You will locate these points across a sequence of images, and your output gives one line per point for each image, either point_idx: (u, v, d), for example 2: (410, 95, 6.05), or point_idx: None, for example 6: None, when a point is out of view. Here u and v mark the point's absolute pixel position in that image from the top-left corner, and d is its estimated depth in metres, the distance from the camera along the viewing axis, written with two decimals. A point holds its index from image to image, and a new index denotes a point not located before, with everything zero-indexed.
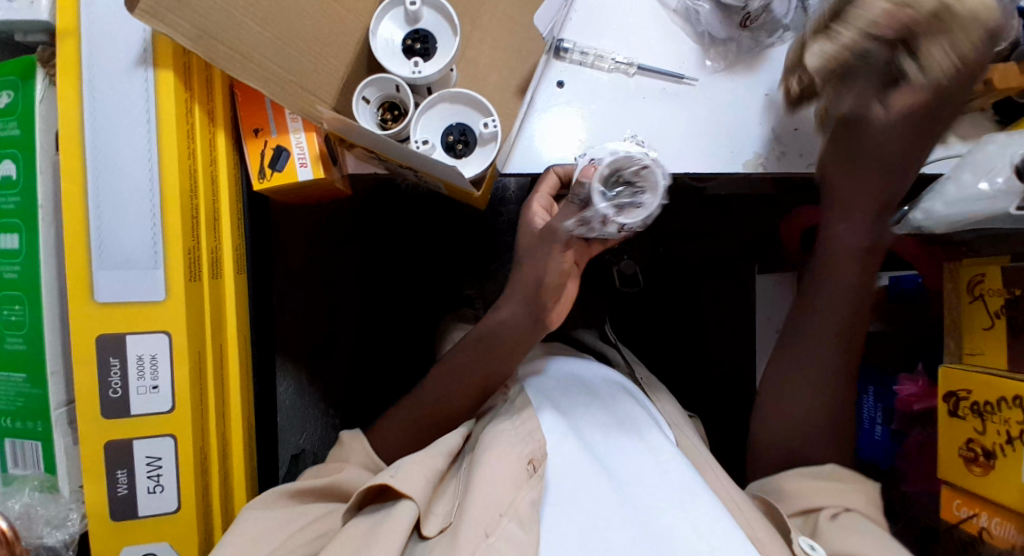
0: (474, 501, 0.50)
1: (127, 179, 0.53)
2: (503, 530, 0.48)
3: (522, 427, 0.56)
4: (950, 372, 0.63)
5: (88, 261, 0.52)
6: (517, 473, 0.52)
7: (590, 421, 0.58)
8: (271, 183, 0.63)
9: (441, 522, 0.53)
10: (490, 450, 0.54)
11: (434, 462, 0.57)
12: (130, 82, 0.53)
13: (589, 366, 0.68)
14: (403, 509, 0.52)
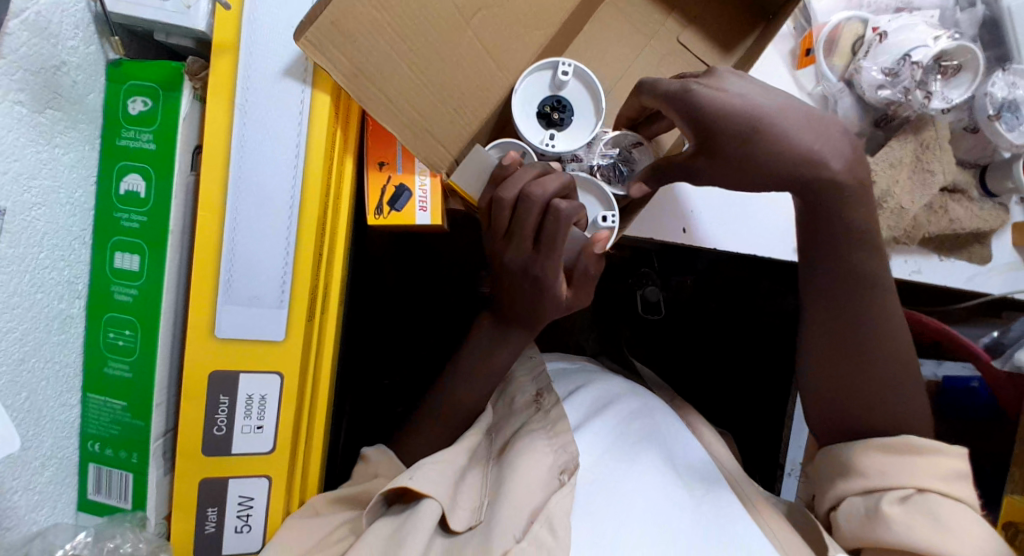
0: (506, 507, 0.54)
1: (268, 212, 0.50)
2: (533, 535, 0.52)
3: (556, 438, 0.60)
4: (1014, 505, 0.66)
5: (214, 295, 0.49)
6: (549, 480, 0.56)
7: (618, 435, 0.61)
8: (387, 221, 0.59)
9: (468, 518, 0.55)
10: (525, 456, 0.57)
11: (457, 460, 0.57)
12: (283, 106, 0.49)
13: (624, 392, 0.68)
14: (429, 509, 0.52)
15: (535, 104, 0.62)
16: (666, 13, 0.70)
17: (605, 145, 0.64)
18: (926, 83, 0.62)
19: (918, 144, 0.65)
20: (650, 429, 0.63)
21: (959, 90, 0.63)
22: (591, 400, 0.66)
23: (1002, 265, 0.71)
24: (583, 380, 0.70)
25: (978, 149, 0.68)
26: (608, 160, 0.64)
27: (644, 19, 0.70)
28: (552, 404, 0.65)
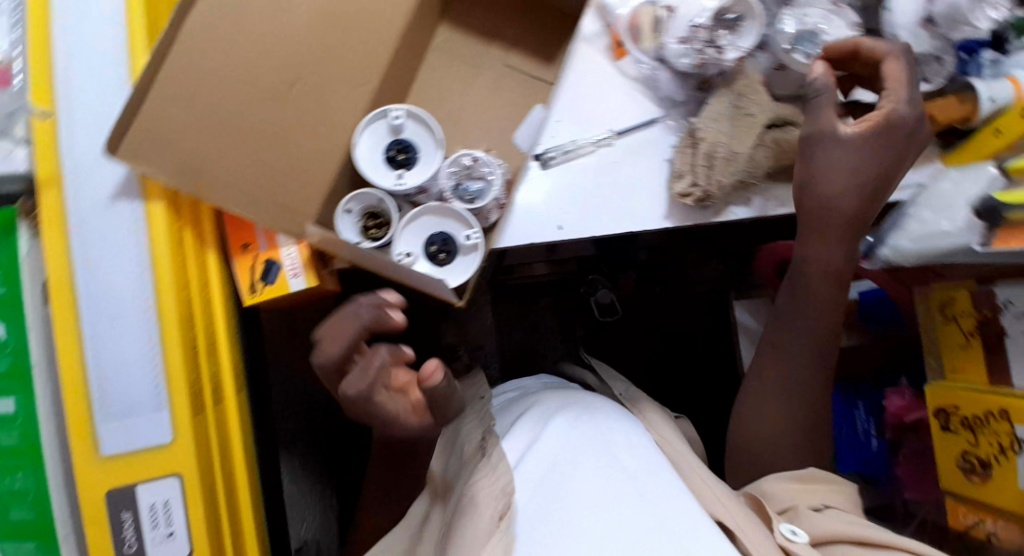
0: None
1: (125, 322, 0.51)
2: None
3: (497, 475, 0.55)
4: (936, 390, 0.68)
5: (90, 415, 0.50)
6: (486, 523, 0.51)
7: (565, 451, 0.55)
8: (263, 297, 0.60)
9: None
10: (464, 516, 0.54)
11: None
12: (116, 220, 0.50)
13: (571, 400, 0.66)
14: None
15: (378, 154, 0.64)
16: (486, 42, 0.75)
17: (446, 171, 0.66)
18: (713, 40, 0.68)
19: (729, 96, 0.68)
20: (594, 427, 0.59)
21: (748, 37, 0.68)
22: (531, 418, 0.62)
23: None
24: (524, 407, 0.69)
25: (791, 82, 0.70)
26: (453, 181, 0.66)
27: (469, 53, 0.76)
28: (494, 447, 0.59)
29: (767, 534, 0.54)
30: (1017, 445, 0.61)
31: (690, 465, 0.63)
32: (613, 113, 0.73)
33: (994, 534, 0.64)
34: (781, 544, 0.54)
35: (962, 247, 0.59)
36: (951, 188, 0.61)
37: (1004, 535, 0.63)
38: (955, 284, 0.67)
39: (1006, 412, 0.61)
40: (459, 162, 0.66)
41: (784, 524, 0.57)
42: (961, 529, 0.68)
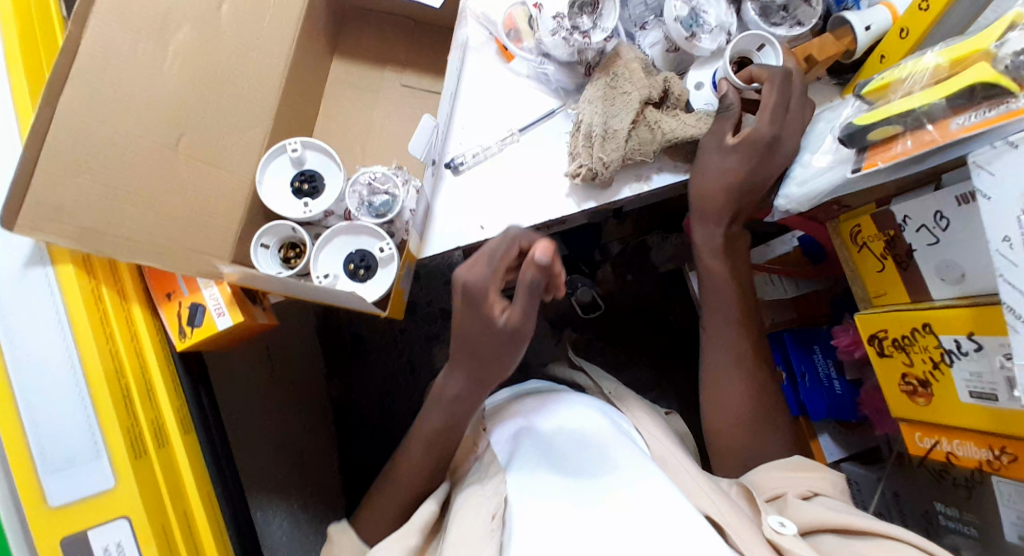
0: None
1: (53, 379, 0.55)
2: None
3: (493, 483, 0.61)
4: (866, 318, 0.67)
5: (35, 469, 0.54)
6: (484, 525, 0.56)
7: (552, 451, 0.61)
8: (194, 339, 0.65)
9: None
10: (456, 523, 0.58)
11: (408, 540, 0.61)
12: (32, 287, 0.56)
13: (554, 403, 0.71)
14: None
15: (285, 187, 0.69)
16: (380, 68, 0.80)
17: (351, 192, 0.70)
18: (578, 27, 0.69)
19: (602, 80, 0.71)
20: (574, 441, 0.62)
21: (610, 17, 0.70)
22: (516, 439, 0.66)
23: None
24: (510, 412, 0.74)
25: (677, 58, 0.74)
26: (358, 199, 0.70)
27: (366, 82, 0.80)
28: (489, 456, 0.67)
29: (756, 530, 0.55)
30: (948, 357, 0.60)
31: (685, 472, 0.63)
32: (511, 112, 0.77)
33: (951, 453, 0.63)
34: (771, 539, 0.55)
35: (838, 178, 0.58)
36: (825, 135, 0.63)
37: (961, 452, 0.62)
38: (859, 210, 0.67)
39: (929, 325, 0.61)
40: (363, 181, 0.70)
41: (774, 516, 0.58)
42: (921, 454, 0.67)
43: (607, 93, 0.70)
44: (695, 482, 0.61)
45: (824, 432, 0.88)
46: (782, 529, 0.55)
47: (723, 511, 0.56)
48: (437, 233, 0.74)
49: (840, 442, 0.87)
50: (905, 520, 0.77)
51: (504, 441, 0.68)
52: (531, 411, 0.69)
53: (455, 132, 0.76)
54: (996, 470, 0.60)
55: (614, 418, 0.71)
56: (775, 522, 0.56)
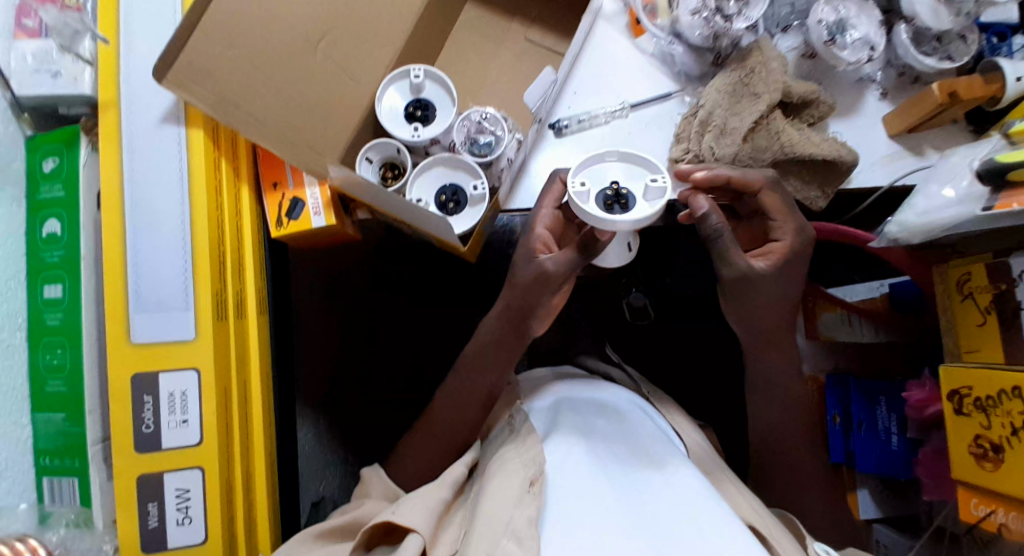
0: (481, 523, 0.51)
1: (160, 230, 0.59)
2: (503, 551, 0.48)
3: (527, 453, 0.57)
4: (950, 371, 0.64)
5: (125, 307, 0.57)
6: (517, 490, 0.53)
7: (602, 438, 0.59)
8: (288, 230, 0.67)
9: (447, 552, 0.53)
10: (496, 477, 0.55)
11: (440, 492, 0.59)
12: (161, 138, 0.60)
13: (598, 392, 0.69)
14: (410, 542, 0.52)
15: (398, 110, 0.70)
16: (509, 19, 0.80)
17: (459, 129, 0.71)
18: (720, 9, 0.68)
19: (735, 74, 0.70)
20: (616, 426, 0.62)
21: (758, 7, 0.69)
22: (554, 411, 0.65)
23: (880, 157, 0.74)
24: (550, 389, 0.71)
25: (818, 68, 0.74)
26: (464, 136, 0.71)
27: (493, 29, 0.81)
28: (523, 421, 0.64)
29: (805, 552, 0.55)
30: None
31: (733, 487, 0.61)
32: (628, 85, 0.75)
33: (1004, 526, 0.59)
34: None
35: (968, 216, 0.58)
36: (961, 164, 0.61)
37: (1014, 526, 0.58)
38: (972, 260, 0.64)
39: (1018, 388, 0.57)
40: (472, 121, 0.71)
41: (821, 545, 0.58)
42: (972, 522, 0.63)
43: (741, 86, 0.69)
44: (749, 503, 0.59)
45: (864, 486, 0.83)
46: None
47: (768, 523, 0.56)
48: (528, 190, 0.73)
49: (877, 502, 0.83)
50: None
51: (543, 409, 0.67)
52: (573, 393, 0.68)
53: (567, 96, 0.75)
54: None
55: (649, 411, 0.71)
56: (824, 548, 0.57)
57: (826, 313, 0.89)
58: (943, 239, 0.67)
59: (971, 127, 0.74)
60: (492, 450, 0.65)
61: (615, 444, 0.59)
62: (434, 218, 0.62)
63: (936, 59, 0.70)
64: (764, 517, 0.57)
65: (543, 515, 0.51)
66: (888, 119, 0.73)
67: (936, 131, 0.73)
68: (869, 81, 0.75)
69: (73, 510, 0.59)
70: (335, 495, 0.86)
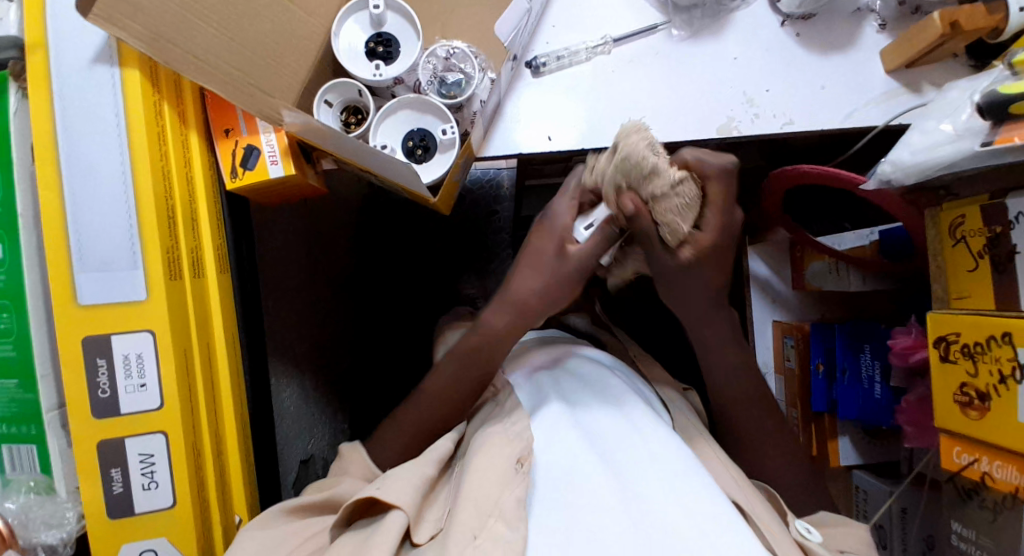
0: (467, 502, 0.52)
1: (101, 182, 0.54)
2: (489, 531, 0.49)
3: (512, 428, 0.59)
4: (938, 318, 0.62)
5: (69, 266, 0.54)
6: (505, 471, 0.54)
7: (590, 414, 0.59)
8: (244, 181, 0.63)
9: (431, 529, 0.54)
10: (480, 452, 0.56)
11: (425, 470, 0.58)
12: (96, 81, 0.55)
13: (587, 359, 0.69)
14: (393, 519, 0.52)
15: (357, 47, 0.65)
16: None
17: (424, 67, 0.65)
18: None
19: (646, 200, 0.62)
20: (603, 398, 0.61)
21: None
22: (539, 386, 0.65)
23: (877, 96, 0.70)
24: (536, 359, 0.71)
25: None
26: (430, 76, 0.66)
27: None
28: (507, 399, 0.65)
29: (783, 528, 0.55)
30: (1018, 373, 0.55)
31: (715, 455, 0.62)
32: (610, 18, 0.71)
33: (988, 474, 0.59)
34: (796, 538, 0.56)
35: (966, 153, 0.55)
36: (962, 100, 0.57)
37: (999, 475, 0.58)
38: (968, 201, 0.61)
39: (1008, 335, 0.56)
40: (438, 58, 0.65)
41: (799, 521, 0.59)
42: (954, 470, 0.62)
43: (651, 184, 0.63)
44: (729, 471, 0.60)
45: (845, 434, 0.83)
46: (807, 534, 0.57)
47: (749, 496, 0.57)
48: (503, 134, 0.70)
49: (859, 449, 0.84)
50: (903, 535, 0.78)
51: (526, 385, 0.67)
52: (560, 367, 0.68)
53: (544, 30, 0.70)
54: None
55: (633, 380, 0.70)
56: (802, 527, 0.58)
57: (816, 263, 0.86)
58: (937, 180, 0.63)
59: (971, 62, 0.69)
60: (479, 424, 0.65)
61: (605, 422, 0.58)
62: (397, 163, 0.58)
63: None
64: (747, 493, 0.58)
65: (528, 498, 0.52)
66: (887, 51, 0.69)
67: (936, 67, 0.69)
68: (867, 12, 0.70)
69: (34, 478, 0.58)
70: (324, 451, 0.90)
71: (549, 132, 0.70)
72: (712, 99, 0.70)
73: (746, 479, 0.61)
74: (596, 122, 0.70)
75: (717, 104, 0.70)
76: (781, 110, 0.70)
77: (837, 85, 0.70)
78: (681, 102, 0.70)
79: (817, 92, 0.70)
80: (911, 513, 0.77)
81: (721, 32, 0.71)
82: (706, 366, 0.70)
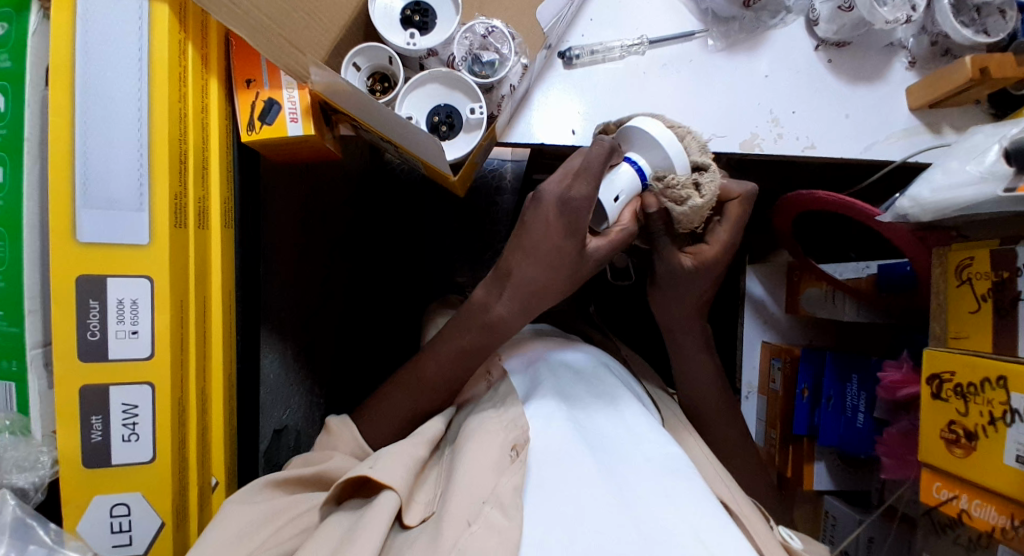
0: (460, 491, 0.51)
1: (116, 117, 0.52)
2: (485, 518, 0.49)
3: (505, 415, 0.59)
4: (934, 355, 0.64)
5: (72, 200, 0.51)
6: (500, 458, 0.54)
7: (586, 408, 0.59)
8: (260, 136, 0.61)
9: (422, 513, 0.53)
10: (474, 440, 0.55)
11: (417, 450, 0.57)
12: (122, 10, 0.52)
13: (579, 350, 0.69)
14: (385, 501, 0.51)
15: (394, 11, 0.63)
16: None
17: (459, 42, 0.64)
18: None
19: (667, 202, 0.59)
20: (599, 391, 0.61)
21: None
22: (535, 372, 0.64)
23: (897, 131, 0.71)
24: (528, 345, 0.70)
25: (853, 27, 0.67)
26: (465, 52, 0.64)
27: None
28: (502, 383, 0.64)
29: (769, 530, 0.57)
30: (1009, 416, 0.56)
31: (707, 458, 0.63)
32: (648, 19, 0.70)
33: (966, 511, 0.60)
34: (782, 543, 0.57)
35: (987, 197, 0.55)
36: (988, 142, 0.59)
37: (977, 513, 0.59)
38: (976, 244, 0.62)
39: (1003, 379, 0.57)
40: (475, 34, 0.64)
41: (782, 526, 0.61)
42: (932, 504, 0.64)
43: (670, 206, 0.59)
44: (717, 473, 0.61)
45: (821, 460, 0.84)
46: (791, 539, 0.59)
47: (739, 501, 0.58)
48: (527, 123, 0.69)
49: (833, 476, 0.85)
50: None
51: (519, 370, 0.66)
52: (554, 355, 0.67)
53: (581, 22, 0.70)
54: (1006, 539, 0.57)
55: (626, 375, 0.70)
56: (786, 532, 0.59)
57: (811, 289, 0.87)
58: (949, 220, 0.64)
59: (992, 110, 0.70)
60: (471, 407, 0.65)
61: (599, 417, 0.58)
62: (422, 136, 0.56)
63: (966, 33, 0.66)
64: (740, 502, 0.58)
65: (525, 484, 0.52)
66: (913, 89, 0.70)
67: (957, 110, 0.70)
68: (899, 47, 0.71)
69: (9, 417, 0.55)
70: (298, 423, 0.87)
71: (573, 126, 0.69)
72: (739, 113, 0.70)
73: (735, 482, 0.62)
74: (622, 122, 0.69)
75: (743, 120, 0.70)
76: (804, 133, 0.70)
77: (861, 115, 0.71)
78: (709, 113, 0.70)
79: (841, 120, 0.70)
80: (877, 542, 0.80)
81: (756, 47, 0.71)
82: (701, 376, 0.71)
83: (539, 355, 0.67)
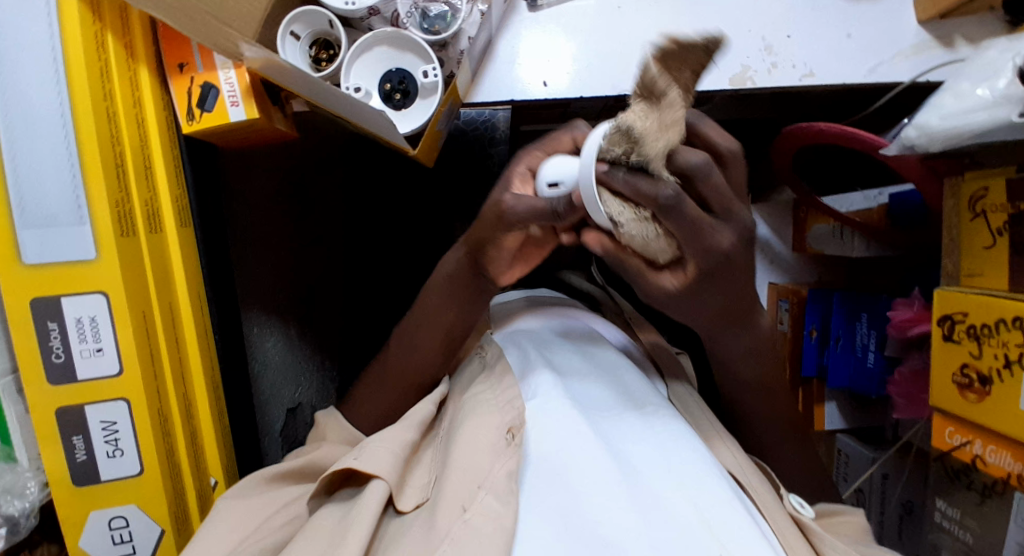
0: (453, 478, 0.50)
1: (38, 128, 0.48)
2: (480, 505, 0.47)
3: (503, 397, 0.56)
4: (946, 296, 0.59)
5: (9, 221, 0.48)
6: (495, 443, 0.51)
7: (584, 384, 0.56)
8: (202, 125, 0.57)
9: (416, 498, 0.52)
10: (469, 421, 0.54)
11: (406, 434, 0.56)
12: (28, 8, 0.48)
13: (576, 324, 0.67)
14: (374, 490, 0.50)
15: None
16: None
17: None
18: None
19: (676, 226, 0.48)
20: (601, 369, 0.59)
21: None
22: (525, 347, 0.62)
23: (906, 48, 0.64)
24: (516, 327, 0.68)
25: None
26: (409, 5, 0.58)
27: None
28: (494, 358, 0.62)
29: (778, 501, 0.55)
30: None
31: (707, 427, 0.61)
32: None
33: (980, 457, 0.58)
34: (790, 512, 0.55)
35: (1002, 123, 0.50)
36: (1002, 59, 0.52)
37: (992, 460, 0.56)
38: (992, 172, 0.56)
39: (1020, 320, 0.53)
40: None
41: (792, 494, 0.59)
42: (945, 450, 0.61)
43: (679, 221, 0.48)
44: (729, 449, 0.58)
45: (832, 400, 0.82)
46: (800, 509, 0.57)
47: (745, 469, 0.56)
48: (494, 77, 0.64)
49: (845, 414, 0.83)
50: (881, 501, 0.80)
51: (513, 343, 0.64)
52: (544, 330, 0.65)
53: None
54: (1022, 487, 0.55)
55: (625, 346, 0.68)
56: (795, 502, 0.57)
57: (819, 225, 0.84)
58: (962, 147, 0.58)
59: (1008, 18, 0.63)
60: (462, 385, 0.62)
61: (591, 382, 0.57)
62: (366, 108, 0.51)
63: None
64: (749, 475, 0.56)
65: (521, 472, 0.50)
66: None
67: (968, 20, 0.63)
68: None
69: None
70: (310, 401, 0.87)
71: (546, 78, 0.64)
72: (725, 45, 0.63)
73: (740, 447, 0.60)
74: (599, 66, 0.63)
75: (731, 52, 0.63)
76: (801, 58, 0.63)
77: (864, 34, 0.64)
78: None
79: (842, 42, 0.64)
80: (892, 479, 0.79)
81: None
82: None
83: (536, 331, 0.65)
